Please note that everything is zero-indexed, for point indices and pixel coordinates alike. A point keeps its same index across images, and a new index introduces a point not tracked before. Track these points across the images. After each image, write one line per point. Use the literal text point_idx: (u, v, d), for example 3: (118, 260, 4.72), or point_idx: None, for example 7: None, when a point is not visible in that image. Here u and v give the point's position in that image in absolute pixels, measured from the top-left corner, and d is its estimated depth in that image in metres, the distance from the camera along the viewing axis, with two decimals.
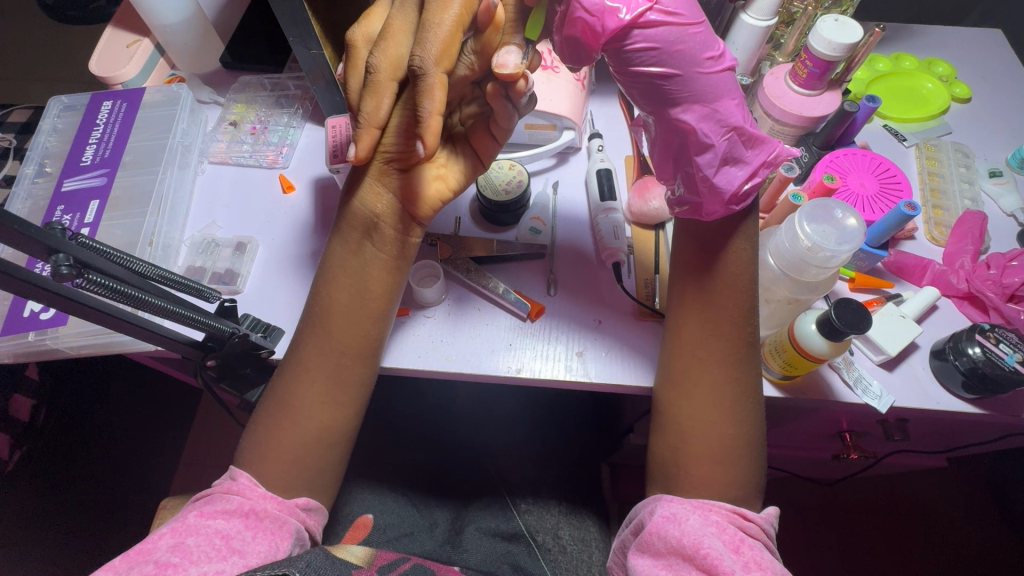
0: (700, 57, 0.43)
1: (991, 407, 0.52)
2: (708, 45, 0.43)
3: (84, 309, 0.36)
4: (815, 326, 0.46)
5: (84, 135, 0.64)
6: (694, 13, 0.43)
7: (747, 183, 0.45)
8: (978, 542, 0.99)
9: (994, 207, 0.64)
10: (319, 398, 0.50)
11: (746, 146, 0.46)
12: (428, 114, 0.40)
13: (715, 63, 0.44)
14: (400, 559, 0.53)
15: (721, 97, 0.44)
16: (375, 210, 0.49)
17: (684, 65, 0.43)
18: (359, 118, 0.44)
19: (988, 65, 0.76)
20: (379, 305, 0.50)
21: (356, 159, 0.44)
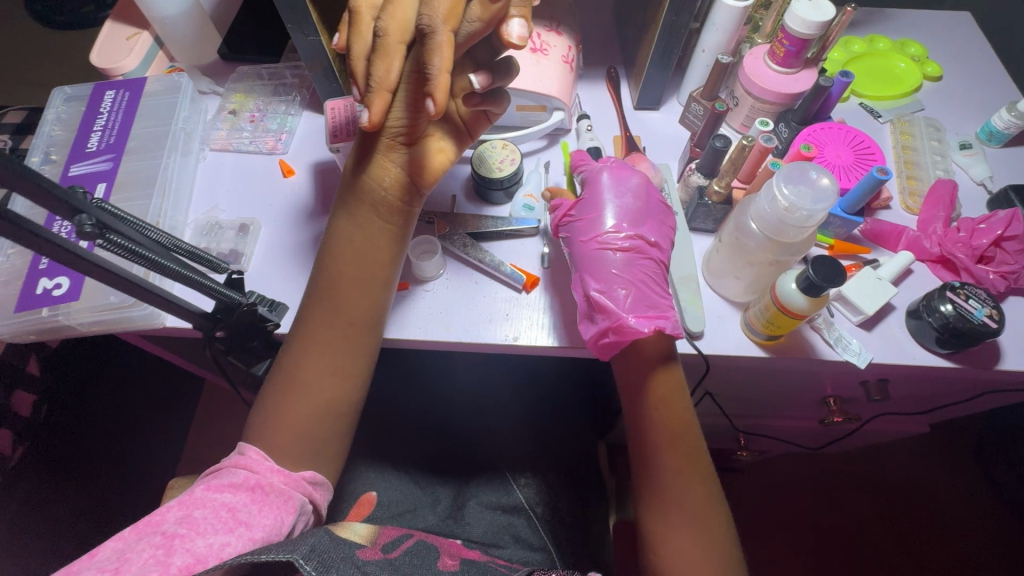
0: (578, 238, 0.57)
1: (964, 361, 0.54)
2: (582, 229, 0.56)
3: (103, 272, 0.38)
4: (795, 284, 0.49)
5: (89, 123, 0.66)
6: (586, 209, 0.57)
7: (599, 336, 0.52)
8: (960, 508, 1.04)
9: (965, 176, 0.67)
10: (318, 362, 0.52)
11: (602, 311, 0.52)
12: (438, 72, 0.43)
13: (588, 244, 0.56)
14: (404, 536, 0.55)
15: (591, 266, 0.55)
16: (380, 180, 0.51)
17: (568, 246, 0.58)
18: (370, 82, 0.46)
19: (958, 45, 0.79)
20: (385, 270, 0.53)
21: (370, 123, 0.46)
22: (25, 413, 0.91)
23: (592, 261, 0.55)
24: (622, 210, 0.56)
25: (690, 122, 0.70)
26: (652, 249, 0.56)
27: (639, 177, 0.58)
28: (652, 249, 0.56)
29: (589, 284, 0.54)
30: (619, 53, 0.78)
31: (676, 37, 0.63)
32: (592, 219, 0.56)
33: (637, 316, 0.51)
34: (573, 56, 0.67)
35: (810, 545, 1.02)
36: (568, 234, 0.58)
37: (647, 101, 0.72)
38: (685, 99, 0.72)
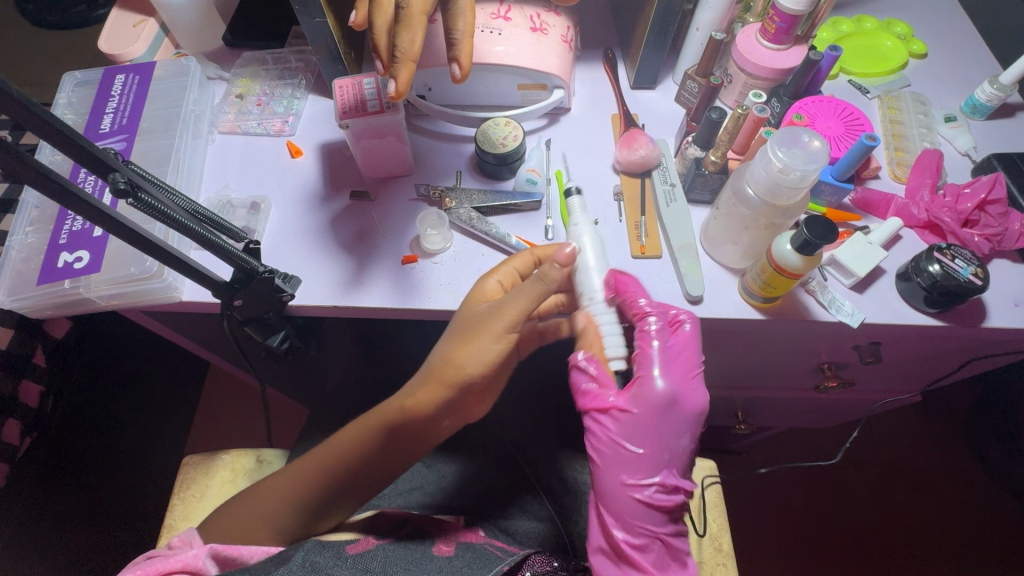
0: (623, 466, 0.55)
1: (951, 319, 0.57)
2: (630, 471, 0.55)
3: (131, 236, 0.39)
4: (790, 246, 0.51)
5: (100, 105, 0.67)
6: (647, 444, 0.54)
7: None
8: (951, 483, 1.07)
9: (950, 147, 0.69)
10: (318, 462, 0.53)
11: (644, 552, 0.54)
12: (462, 34, 0.55)
13: (637, 486, 0.54)
14: (401, 522, 0.58)
15: (628, 509, 0.54)
16: (410, 408, 0.52)
17: (611, 461, 0.55)
18: (396, 53, 0.51)
19: (941, 24, 0.82)
20: (384, 465, 0.53)
21: (398, 92, 0.52)
22: (33, 404, 0.86)
23: (627, 508, 0.54)
24: (662, 462, 0.54)
25: (686, 100, 0.72)
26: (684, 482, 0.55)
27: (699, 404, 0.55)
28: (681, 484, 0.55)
29: (624, 534, 0.54)
30: (615, 35, 0.80)
31: (671, 16, 0.66)
32: (637, 458, 0.55)
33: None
34: (572, 36, 0.69)
35: (807, 520, 1.05)
36: (611, 468, 0.55)
37: (643, 80, 0.74)
38: (680, 78, 0.74)
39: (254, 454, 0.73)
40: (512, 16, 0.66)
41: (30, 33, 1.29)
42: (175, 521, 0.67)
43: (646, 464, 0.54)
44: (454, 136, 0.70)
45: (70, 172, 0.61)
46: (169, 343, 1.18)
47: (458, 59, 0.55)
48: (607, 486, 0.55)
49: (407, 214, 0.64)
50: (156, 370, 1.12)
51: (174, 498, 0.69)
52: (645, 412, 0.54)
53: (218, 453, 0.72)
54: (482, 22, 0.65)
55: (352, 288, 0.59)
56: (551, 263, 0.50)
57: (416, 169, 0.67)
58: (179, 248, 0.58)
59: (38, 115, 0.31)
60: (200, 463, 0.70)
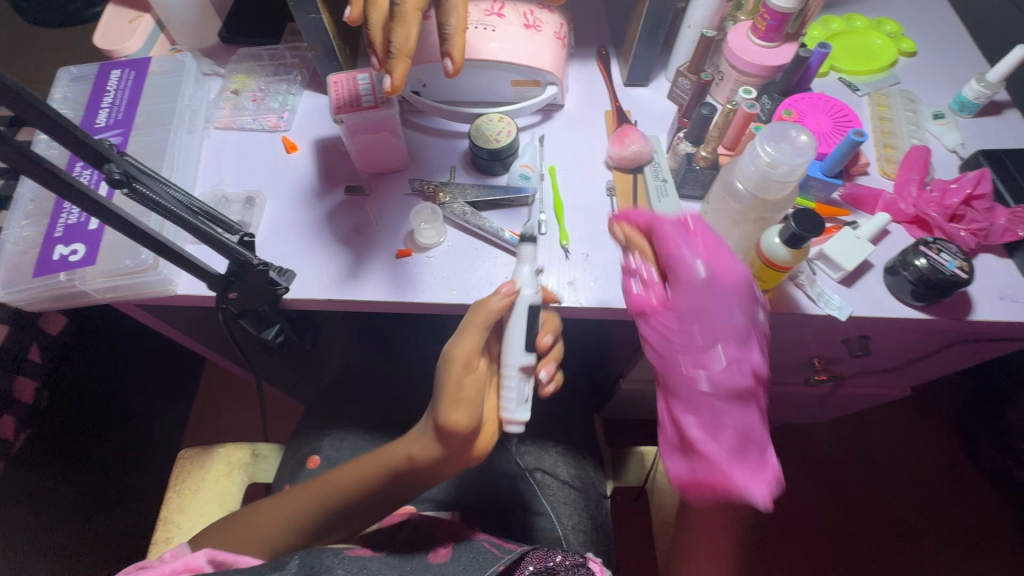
0: (685, 339, 0.51)
1: (937, 312, 0.58)
2: (693, 334, 0.51)
3: (127, 227, 0.40)
4: (779, 239, 0.52)
5: (96, 100, 0.68)
6: (705, 323, 0.51)
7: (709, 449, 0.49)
8: (941, 477, 1.09)
9: (938, 144, 0.70)
10: (313, 498, 0.53)
11: (729, 419, 0.49)
12: (456, 29, 0.55)
13: (704, 347, 0.50)
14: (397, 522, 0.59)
15: (688, 399, 0.50)
16: (415, 459, 0.53)
17: (674, 335, 0.51)
18: (390, 49, 0.52)
19: (931, 23, 0.83)
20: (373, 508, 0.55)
21: (394, 88, 0.52)
22: (28, 400, 0.85)
23: (684, 388, 0.51)
24: (727, 324, 0.51)
25: (678, 97, 0.73)
26: (747, 355, 0.51)
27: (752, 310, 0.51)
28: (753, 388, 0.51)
29: (694, 402, 0.50)
30: (608, 33, 0.80)
31: (663, 14, 0.66)
32: (691, 336, 0.51)
33: (740, 470, 0.49)
34: (565, 33, 0.70)
35: (799, 515, 1.06)
36: (673, 400, 0.52)
37: (636, 77, 0.75)
38: (672, 75, 0.75)
39: (250, 448, 0.73)
40: (505, 13, 0.66)
41: (26, 29, 1.29)
42: (170, 515, 0.67)
43: (701, 337, 0.51)
44: (449, 132, 0.71)
45: (64, 161, 0.63)
46: (165, 339, 1.18)
47: (451, 54, 0.55)
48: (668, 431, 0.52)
49: (401, 209, 0.65)
50: (151, 366, 1.12)
51: (169, 491, 0.69)
52: (694, 297, 0.51)
53: (213, 446, 0.73)
54: (476, 18, 0.66)
55: (347, 282, 0.59)
56: (496, 293, 0.53)
57: (410, 164, 0.68)
58: (174, 241, 0.58)
59: (30, 102, 0.31)
60: (195, 457, 0.71)
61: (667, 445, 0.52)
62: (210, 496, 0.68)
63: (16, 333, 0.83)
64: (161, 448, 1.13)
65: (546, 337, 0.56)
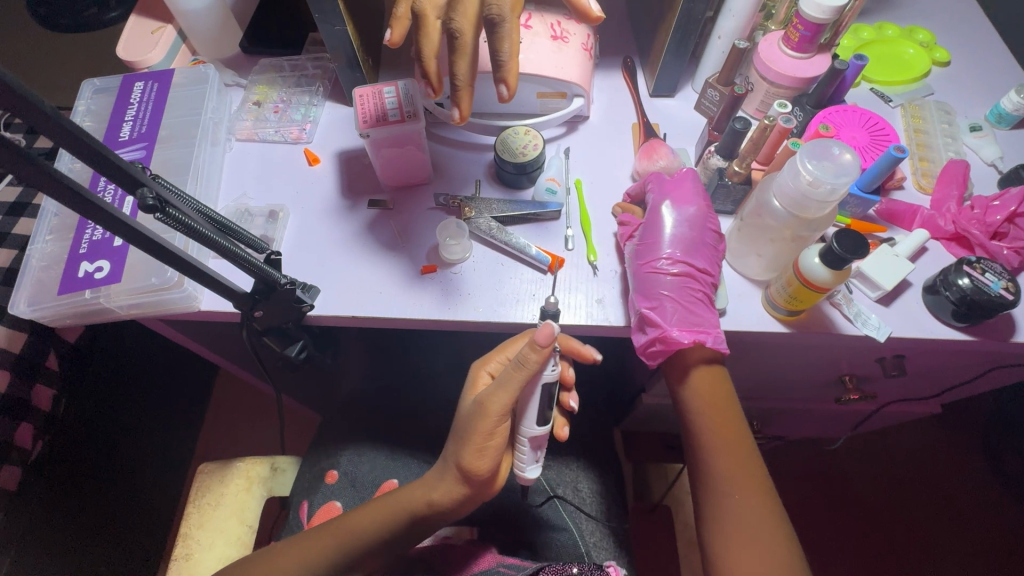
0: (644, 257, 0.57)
1: (979, 333, 0.56)
2: (654, 254, 0.57)
3: (156, 248, 0.39)
4: (818, 259, 0.50)
5: (119, 113, 0.67)
6: (667, 242, 0.57)
7: (653, 347, 0.54)
8: (969, 494, 1.06)
9: (976, 157, 0.68)
10: (332, 541, 0.52)
11: (673, 322, 0.53)
12: (509, 56, 0.52)
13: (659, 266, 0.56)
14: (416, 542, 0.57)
15: (638, 281, 0.56)
16: (437, 501, 0.52)
17: (635, 255, 0.58)
18: (455, 82, 0.52)
19: (964, 31, 0.81)
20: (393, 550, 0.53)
21: (461, 120, 0.54)
22: (46, 408, 0.85)
23: (643, 282, 0.56)
24: (677, 238, 0.57)
25: (706, 108, 0.71)
26: (693, 262, 0.56)
27: (705, 263, 0.57)
28: (700, 269, 0.56)
29: (639, 299, 0.56)
30: (633, 43, 0.79)
31: (694, 25, 0.65)
32: (648, 246, 0.58)
33: (681, 329, 0.53)
34: (591, 44, 0.68)
35: (821, 532, 1.04)
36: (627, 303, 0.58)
37: (662, 88, 0.73)
38: (700, 86, 0.74)
39: (269, 462, 0.72)
40: (532, 24, 0.65)
41: (45, 35, 1.30)
42: (190, 529, 0.66)
43: (656, 251, 0.57)
44: (473, 144, 0.70)
45: (88, 182, 0.62)
46: (181, 347, 1.18)
47: (505, 79, 0.53)
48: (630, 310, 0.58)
49: (426, 224, 0.64)
50: (167, 374, 1.12)
51: (188, 506, 0.68)
52: (657, 225, 0.58)
53: (232, 461, 0.72)
54: None
55: (370, 298, 0.58)
56: (532, 346, 0.47)
57: (434, 177, 0.67)
58: (198, 257, 0.58)
59: (63, 126, 0.30)
60: (214, 471, 0.70)
61: (631, 326, 0.57)
62: (229, 511, 0.68)
63: (35, 342, 0.82)
64: (176, 456, 1.13)
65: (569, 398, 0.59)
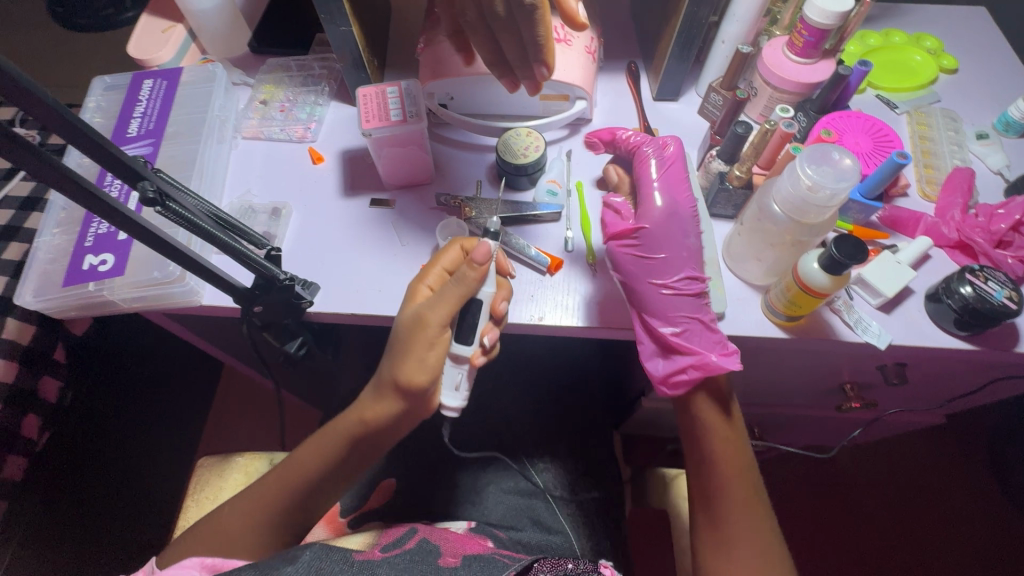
0: (653, 276, 0.56)
1: (982, 342, 0.56)
2: (666, 274, 0.56)
3: (157, 242, 0.39)
4: (817, 264, 0.50)
5: (128, 110, 0.69)
6: (673, 257, 0.57)
7: (679, 374, 0.54)
8: (976, 506, 1.04)
9: (982, 165, 0.68)
10: (271, 494, 0.53)
11: (704, 346, 0.54)
12: (547, 41, 0.53)
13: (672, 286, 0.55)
14: (408, 533, 0.57)
15: (664, 305, 0.55)
16: (370, 419, 0.53)
17: (643, 271, 0.56)
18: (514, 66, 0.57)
19: (973, 38, 0.80)
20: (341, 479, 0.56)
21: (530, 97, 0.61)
22: (53, 400, 0.85)
23: (661, 304, 0.55)
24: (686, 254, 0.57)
25: (709, 113, 0.71)
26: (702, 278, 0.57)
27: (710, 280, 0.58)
28: (707, 285, 0.57)
29: (663, 326, 0.55)
30: (637, 47, 0.79)
31: (698, 28, 0.65)
32: (659, 264, 0.56)
33: (718, 353, 0.53)
34: (595, 47, 0.68)
35: (823, 542, 1.02)
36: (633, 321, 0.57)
37: (666, 92, 0.73)
38: (703, 90, 0.74)
39: (267, 458, 0.73)
40: None
41: (61, 33, 1.32)
42: (188, 522, 0.67)
43: (671, 267, 0.56)
44: (476, 146, 0.70)
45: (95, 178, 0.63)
46: (186, 343, 1.19)
47: (546, 62, 0.55)
48: (644, 330, 0.56)
49: (426, 223, 0.64)
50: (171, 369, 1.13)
51: (187, 499, 0.69)
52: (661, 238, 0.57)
53: (232, 455, 0.73)
54: None
55: (370, 297, 0.59)
56: (469, 262, 0.49)
57: (435, 177, 0.67)
58: (200, 253, 0.58)
59: (67, 120, 0.31)
60: (214, 465, 0.71)
61: (649, 351, 0.56)
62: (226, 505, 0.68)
63: (42, 333, 0.83)
64: None
65: (500, 304, 0.53)
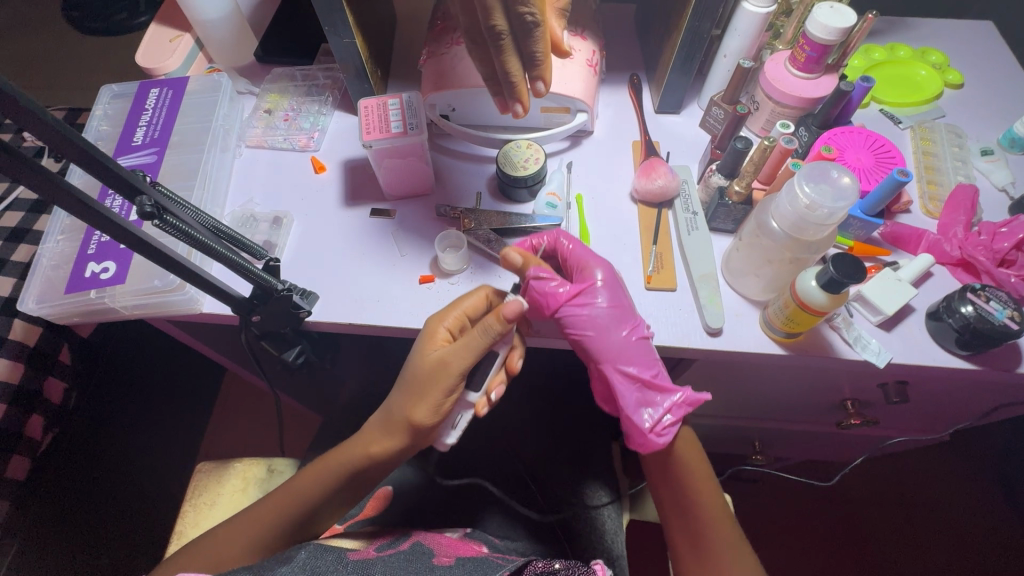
0: (621, 329, 0.55)
1: (983, 362, 0.55)
2: (627, 322, 0.55)
3: (156, 254, 0.40)
4: (815, 282, 0.50)
5: (134, 118, 0.70)
6: (624, 304, 0.56)
7: (666, 418, 0.54)
8: (982, 525, 1.02)
9: (987, 182, 0.67)
10: (279, 503, 0.54)
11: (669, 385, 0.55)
12: (544, 57, 0.53)
13: (633, 332, 0.55)
14: (401, 539, 0.57)
15: (633, 352, 0.54)
16: (374, 453, 0.56)
17: (609, 328, 0.55)
18: (511, 80, 0.54)
19: (980, 53, 0.80)
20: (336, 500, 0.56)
21: (523, 115, 0.58)
22: (57, 401, 0.86)
23: (634, 350, 0.54)
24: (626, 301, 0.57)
25: (711, 126, 0.71)
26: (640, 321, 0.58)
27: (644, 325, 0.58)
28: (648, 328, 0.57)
29: (642, 373, 0.54)
30: (640, 59, 0.79)
31: (699, 42, 0.65)
32: (618, 311, 0.55)
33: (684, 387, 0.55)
34: (597, 60, 0.69)
35: (825, 559, 1.01)
36: (614, 378, 0.55)
37: (667, 105, 0.74)
38: (705, 103, 0.74)
39: (265, 463, 0.73)
40: None
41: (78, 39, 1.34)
42: (185, 528, 0.67)
43: (626, 315, 0.55)
44: (477, 156, 0.71)
45: (98, 189, 0.63)
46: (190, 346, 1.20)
47: (543, 77, 0.55)
48: (623, 383, 0.55)
49: (426, 234, 0.64)
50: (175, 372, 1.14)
51: (185, 504, 0.69)
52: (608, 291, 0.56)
53: (230, 461, 0.73)
54: None
55: (370, 306, 0.59)
56: (497, 316, 0.51)
57: (436, 188, 0.68)
58: (201, 264, 0.59)
59: (68, 138, 0.31)
60: (212, 471, 0.71)
61: (632, 407, 0.55)
62: (224, 511, 0.69)
63: (49, 334, 0.83)
64: None
65: (515, 361, 0.56)
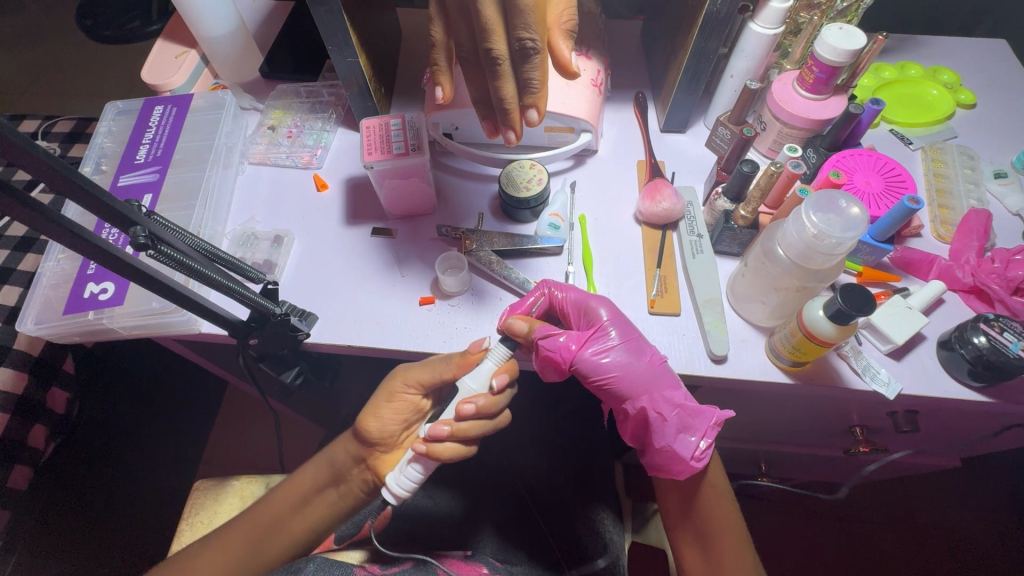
0: (636, 363, 0.54)
1: (998, 395, 0.53)
2: (642, 352, 0.54)
3: (151, 283, 0.39)
4: (823, 311, 0.48)
5: (138, 135, 0.70)
6: (637, 339, 0.55)
7: (703, 442, 0.52)
8: (996, 549, 1.00)
9: (1000, 206, 0.65)
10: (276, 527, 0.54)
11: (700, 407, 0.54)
12: (539, 85, 0.52)
13: (650, 362, 0.54)
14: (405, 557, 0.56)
15: (661, 378, 0.53)
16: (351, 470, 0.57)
17: (623, 366, 0.54)
18: (504, 104, 0.52)
19: (993, 72, 0.78)
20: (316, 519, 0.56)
21: (515, 142, 0.56)
22: (60, 410, 0.85)
23: (658, 377, 0.53)
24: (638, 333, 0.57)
25: (718, 146, 0.70)
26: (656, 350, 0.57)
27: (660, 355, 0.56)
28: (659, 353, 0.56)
29: (674, 399, 0.53)
30: (646, 77, 0.79)
31: (706, 63, 0.64)
32: (631, 344, 0.54)
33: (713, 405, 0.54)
34: (601, 80, 0.68)
35: None
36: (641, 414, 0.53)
37: (672, 124, 0.73)
38: (712, 122, 0.73)
39: (263, 481, 0.72)
40: None
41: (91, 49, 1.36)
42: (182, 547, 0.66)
43: (642, 345, 0.55)
44: (480, 175, 0.70)
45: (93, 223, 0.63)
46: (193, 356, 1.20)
47: (534, 104, 0.53)
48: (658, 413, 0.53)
49: (427, 254, 0.63)
50: None
51: (182, 522, 0.69)
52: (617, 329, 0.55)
53: (228, 479, 0.72)
54: None
55: (368, 327, 0.58)
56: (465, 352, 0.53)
57: (438, 207, 0.67)
58: (199, 290, 0.60)
59: (61, 172, 0.31)
60: (209, 489, 0.70)
61: (669, 438, 0.53)
62: None
63: (53, 344, 0.83)
64: None
65: (466, 407, 0.51)
